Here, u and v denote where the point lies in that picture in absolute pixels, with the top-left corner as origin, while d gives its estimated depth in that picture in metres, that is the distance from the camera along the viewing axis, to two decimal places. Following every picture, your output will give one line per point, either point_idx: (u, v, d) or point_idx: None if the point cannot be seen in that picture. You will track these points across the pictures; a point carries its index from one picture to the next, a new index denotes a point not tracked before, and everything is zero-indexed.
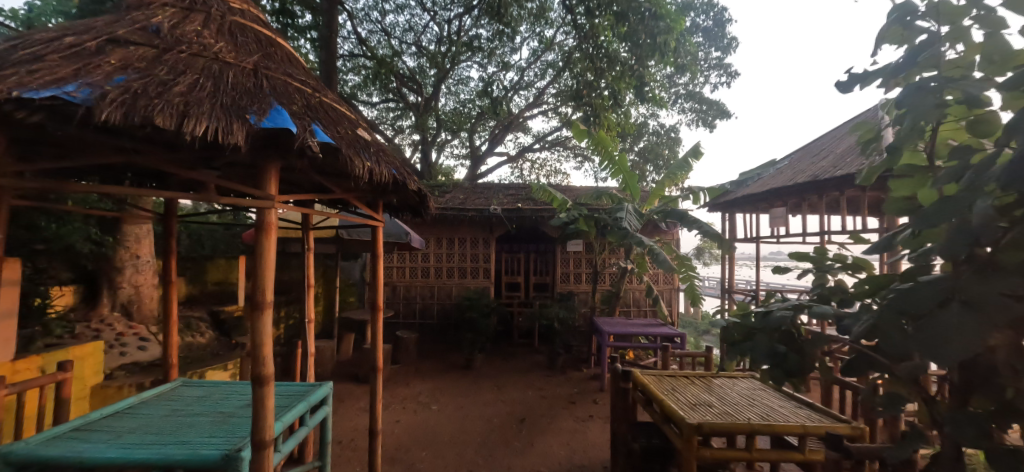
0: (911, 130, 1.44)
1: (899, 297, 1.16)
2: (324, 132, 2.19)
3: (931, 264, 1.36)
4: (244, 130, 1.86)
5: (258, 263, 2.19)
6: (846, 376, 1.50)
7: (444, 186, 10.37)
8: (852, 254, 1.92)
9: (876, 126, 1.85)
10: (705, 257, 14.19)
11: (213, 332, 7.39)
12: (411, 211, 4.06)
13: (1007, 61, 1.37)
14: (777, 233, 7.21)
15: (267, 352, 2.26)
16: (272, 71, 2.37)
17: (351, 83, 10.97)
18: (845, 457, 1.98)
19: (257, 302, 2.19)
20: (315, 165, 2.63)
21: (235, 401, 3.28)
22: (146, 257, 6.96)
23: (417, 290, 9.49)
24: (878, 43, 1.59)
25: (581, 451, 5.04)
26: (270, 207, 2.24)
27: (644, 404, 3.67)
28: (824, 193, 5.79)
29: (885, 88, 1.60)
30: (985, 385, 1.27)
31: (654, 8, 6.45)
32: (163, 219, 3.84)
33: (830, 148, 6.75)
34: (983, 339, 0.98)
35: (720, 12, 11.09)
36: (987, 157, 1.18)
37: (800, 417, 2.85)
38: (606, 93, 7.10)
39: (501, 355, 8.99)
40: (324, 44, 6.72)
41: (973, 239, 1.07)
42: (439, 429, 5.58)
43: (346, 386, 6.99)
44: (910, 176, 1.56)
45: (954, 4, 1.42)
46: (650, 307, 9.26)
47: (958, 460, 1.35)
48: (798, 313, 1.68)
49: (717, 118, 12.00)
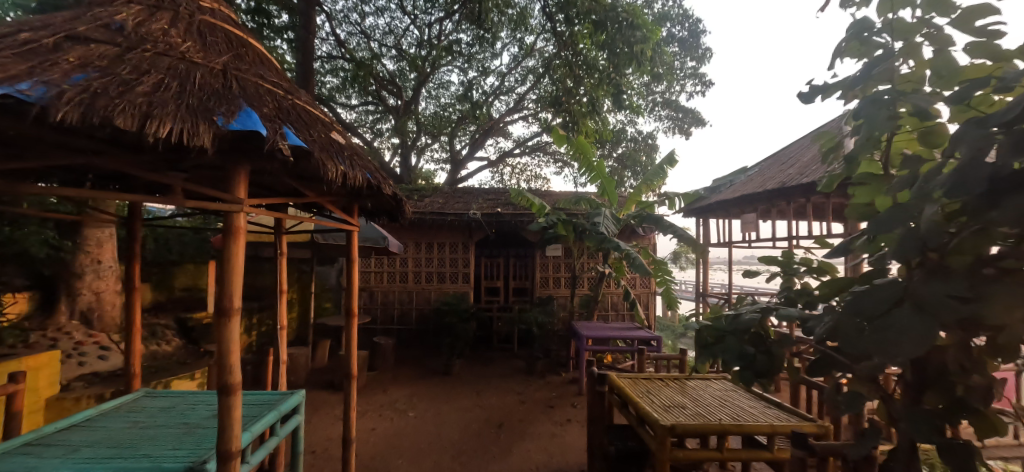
0: (868, 141, 1.52)
1: (856, 300, 1.22)
2: (295, 135, 2.15)
3: (887, 267, 1.43)
4: (210, 133, 1.81)
5: (226, 268, 2.14)
6: (812, 376, 1.55)
7: (422, 191, 10.28)
8: (817, 258, 2.00)
9: (837, 136, 1.92)
10: (681, 261, 14.44)
11: (180, 340, 7.13)
12: (387, 216, 4.03)
13: (953, 76, 1.46)
14: (749, 238, 7.41)
15: (234, 361, 2.19)
16: (242, 71, 2.32)
17: (329, 85, 10.81)
18: (809, 455, 2.05)
19: (225, 309, 2.12)
20: (288, 168, 2.57)
21: (202, 411, 3.17)
22: (108, 262, 6.65)
23: (396, 295, 9.37)
24: (838, 57, 1.67)
25: (558, 455, 5.06)
26: (238, 211, 2.17)
27: (619, 407, 3.71)
28: (791, 200, 5.96)
29: (844, 100, 1.68)
30: (937, 384, 1.34)
31: (632, 18, 6.53)
32: (127, 223, 3.67)
33: (797, 157, 6.97)
34: (929, 339, 1.03)
35: (695, 24, 11.47)
36: (935, 167, 1.25)
37: (768, 417, 2.93)
38: (585, 101, 7.38)
39: (480, 361, 8.97)
40: (301, 46, 6.62)
41: (921, 244, 1.13)
42: (416, 436, 5.52)
43: (320, 394, 6.84)
44: (868, 184, 1.64)
45: (906, 22, 1.50)
46: (627, 310, 9.40)
47: (912, 457, 1.41)
48: (766, 316, 1.74)
49: (693, 126, 12.32)
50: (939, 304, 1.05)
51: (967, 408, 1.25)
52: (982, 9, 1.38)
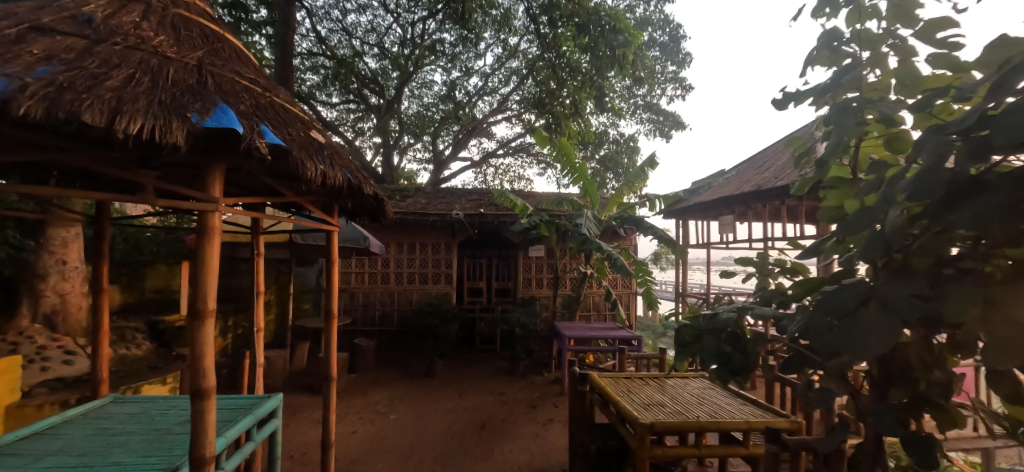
0: (837, 146, 1.58)
1: (826, 299, 1.27)
2: (273, 134, 2.11)
3: (855, 267, 1.48)
4: (184, 130, 1.76)
5: (200, 269, 2.08)
6: (785, 373, 1.60)
7: (404, 191, 10.19)
8: (791, 259, 2.07)
9: (809, 141, 1.99)
10: (661, 262, 14.66)
11: (151, 344, 6.89)
12: (368, 216, 3.98)
13: (916, 85, 1.53)
14: (726, 240, 7.58)
15: (209, 364, 2.13)
16: (218, 67, 2.27)
17: (309, 83, 10.62)
18: (782, 450, 2.12)
19: (199, 311, 2.07)
20: (266, 167, 2.51)
21: (174, 417, 3.07)
22: (75, 262, 6.39)
23: (377, 296, 9.25)
24: (809, 66, 1.73)
25: (540, 455, 5.09)
26: (213, 210, 2.11)
27: (600, 406, 3.75)
28: (766, 202, 6.13)
29: (815, 106, 1.74)
30: (902, 379, 1.39)
31: (614, 22, 6.64)
32: (95, 222, 3.53)
33: (772, 160, 7.17)
34: (892, 336, 1.08)
35: (676, 29, 11.70)
36: (898, 173, 1.31)
37: (744, 413, 3.01)
38: (567, 103, 7.42)
39: (462, 362, 8.94)
40: (280, 42, 6.49)
41: (886, 245, 1.18)
42: (397, 439, 5.46)
43: (298, 398, 6.71)
44: (837, 188, 1.71)
45: (873, 33, 1.57)
46: (608, 311, 9.51)
47: (879, 450, 1.46)
48: (742, 315, 1.79)
49: (673, 129, 12.56)
50: (902, 303, 1.10)
51: (928, 401, 1.32)
52: (942, 22, 1.45)
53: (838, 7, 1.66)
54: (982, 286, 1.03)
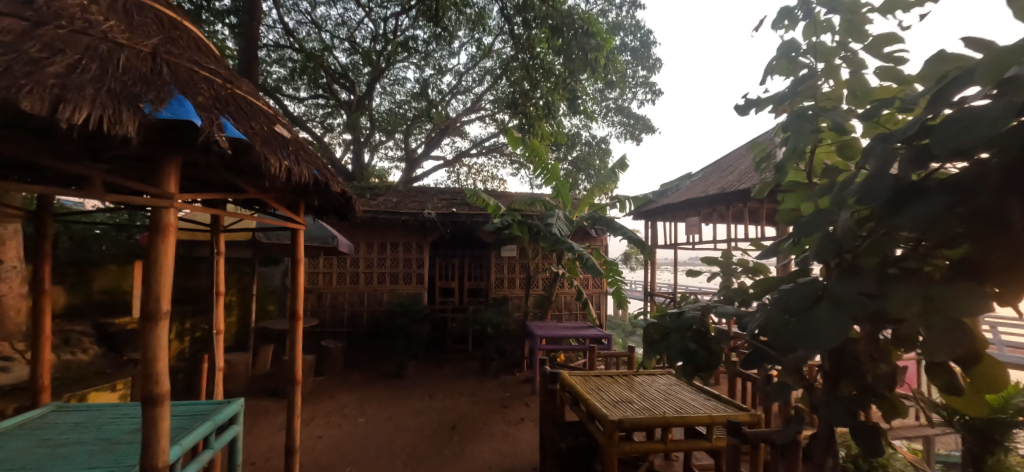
0: (795, 152, 1.66)
1: (783, 297, 1.33)
2: (234, 127, 2.03)
3: (809, 266, 1.56)
4: (136, 121, 1.66)
5: (153, 268, 1.97)
6: (746, 368, 1.67)
7: (375, 189, 9.99)
8: (753, 259, 2.17)
9: (768, 147, 2.08)
10: (631, 263, 14.96)
11: (99, 348, 6.47)
12: (336, 214, 3.88)
13: (865, 96, 1.63)
14: (693, 240, 7.83)
15: (162, 369, 2.02)
16: (174, 56, 2.15)
17: (275, 76, 10.26)
18: (742, 442, 2.20)
19: (151, 312, 1.96)
20: (226, 162, 2.41)
21: (124, 425, 2.89)
22: (13, 262, 5.91)
23: (346, 297, 9.04)
24: (770, 75, 1.81)
25: (511, 454, 5.09)
26: (168, 207, 2.01)
27: (571, 404, 3.79)
28: (730, 204, 6.38)
29: (774, 113, 1.82)
30: (852, 372, 1.47)
31: (587, 26, 6.76)
32: (36, 218, 3.29)
33: (736, 164, 7.46)
34: (843, 332, 1.14)
35: (647, 35, 11.98)
36: (848, 179, 1.38)
37: (708, 408, 3.12)
38: (541, 104, 7.41)
39: (434, 363, 8.85)
40: (244, 33, 6.24)
41: (837, 246, 1.25)
42: (365, 442, 5.34)
43: (261, 403, 6.46)
44: (794, 191, 1.80)
45: (827, 46, 1.66)
46: (579, 310, 9.64)
47: (830, 441, 1.54)
48: (706, 313, 1.85)
49: (643, 132, 12.86)
50: (851, 300, 1.16)
51: (874, 393, 1.41)
52: (889, 37, 1.55)
53: (796, 19, 1.74)
54: (924, 285, 1.09)
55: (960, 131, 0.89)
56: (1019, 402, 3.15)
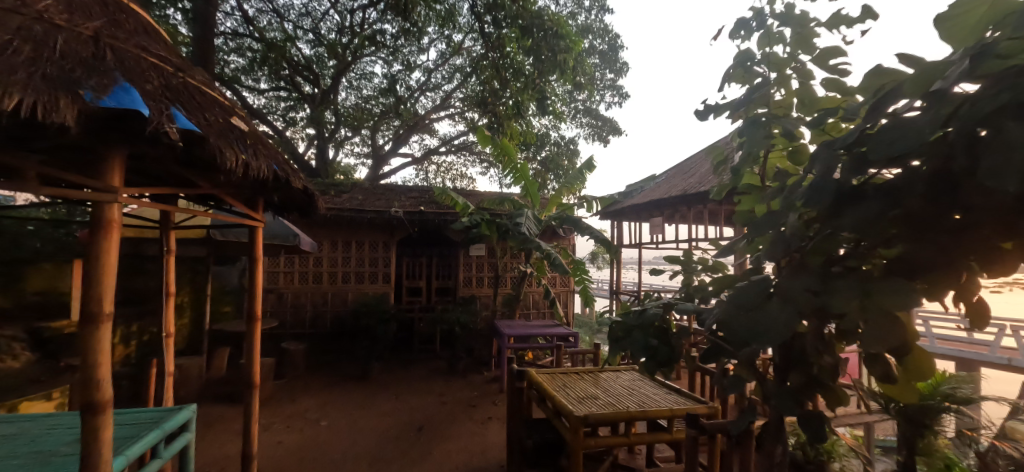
0: (749, 156, 1.74)
1: (737, 294, 1.39)
2: (186, 118, 1.92)
3: (762, 266, 1.65)
4: (75, 109, 1.55)
5: (93, 266, 1.84)
6: (704, 362, 1.74)
7: (340, 186, 9.73)
8: (712, 257, 2.25)
9: (725, 151, 2.17)
10: (598, 261, 15.27)
11: (32, 354, 5.96)
12: (297, 211, 3.76)
13: (813, 105, 1.73)
14: (656, 240, 8.07)
15: (104, 375, 1.89)
16: (119, 41, 2.02)
17: (233, 65, 9.79)
18: (700, 433, 2.30)
19: (91, 315, 1.83)
20: (177, 155, 2.27)
21: (61, 436, 2.68)
22: None
23: (308, 297, 8.74)
24: (727, 82, 1.89)
25: (478, 454, 5.10)
26: (111, 202, 1.88)
27: (537, 401, 3.83)
28: (692, 205, 6.63)
29: (731, 119, 1.90)
30: (799, 363, 1.57)
31: (556, 28, 6.84)
32: None
33: (697, 167, 7.74)
34: (791, 326, 1.21)
35: (614, 39, 12.25)
36: (797, 183, 1.47)
37: (668, 401, 3.23)
38: (510, 104, 7.48)
39: (400, 364, 8.72)
40: (199, 20, 5.92)
41: (786, 245, 1.32)
42: (328, 447, 5.19)
43: (215, 409, 6.16)
44: (749, 194, 1.89)
45: (779, 56, 1.75)
46: (547, 308, 9.74)
47: (779, 430, 1.63)
48: (668, 310, 1.91)
49: (610, 134, 13.13)
50: (798, 296, 1.23)
51: (819, 384, 1.50)
52: (833, 51, 1.66)
53: (751, 30, 1.83)
54: (863, 282, 1.18)
55: (891, 140, 0.97)
56: (945, 389, 3.44)
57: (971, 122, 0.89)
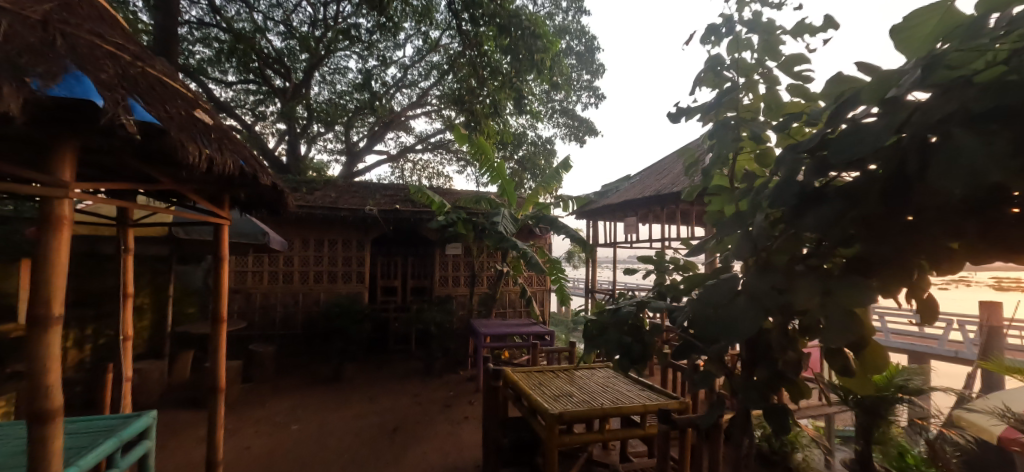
0: (719, 158, 1.79)
1: (707, 292, 1.43)
2: (145, 110, 1.82)
3: (730, 264, 1.70)
4: (21, 97, 1.45)
5: (41, 265, 1.73)
6: (675, 359, 1.77)
7: (312, 183, 9.48)
8: (683, 257, 2.30)
9: (696, 153, 2.22)
10: (574, 260, 15.42)
11: None
12: (266, 208, 3.64)
13: (779, 110, 1.80)
14: (630, 240, 8.21)
15: (54, 381, 1.78)
16: (71, 26, 1.90)
17: (198, 56, 9.39)
18: (671, 428, 2.35)
19: (40, 317, 1.72)
20: (135, 148, 2.16)
21: (5, 447, 2.51)
22: None
23: (278, 297, 8.48)
24: (698, 86, 1.94)
25: (454, 454, 5.07)
26: (62, 197, 1.77)
27: (513, 401, 3.84)
28: (665, 205, 6.77)
29: (702, 122, 1.95)
30: (765, 358, 1.62)
31: (534, 27, 6.86)
32: None
33: (670, 168, 7.92)
34: (757, 322, 1.26)
35: (591, 40, 12.39)
36: (764, 184, 1.51)
37: (642, 398, 3.29)
38: (487, 102, 7.49)
39: (374, 364, 8.58)
40: (160, 8, 5.65)
41: (753, 244, 1.36)
42: (298, 451, 5.04)
43: (178, 414, 5.90)
44: (718, 194, 1.94)
45: (747, 62, 1.81)
46: (523, 307, 9.77)
47: (746, 423, 1.68)
48: (641, 308, 1.94)
49: (587, 134, 13.27)
50: (765, 293, 1.27)
51: (784, 377, 1.56)
52: (798, 58, 1.72)
53: (721, 36, 1.88)
54: (824, 280, 1.22)
55: (850, 143, 1.01)
56: (899, 380, 3.63)
57: (923, 128, 0.93)
